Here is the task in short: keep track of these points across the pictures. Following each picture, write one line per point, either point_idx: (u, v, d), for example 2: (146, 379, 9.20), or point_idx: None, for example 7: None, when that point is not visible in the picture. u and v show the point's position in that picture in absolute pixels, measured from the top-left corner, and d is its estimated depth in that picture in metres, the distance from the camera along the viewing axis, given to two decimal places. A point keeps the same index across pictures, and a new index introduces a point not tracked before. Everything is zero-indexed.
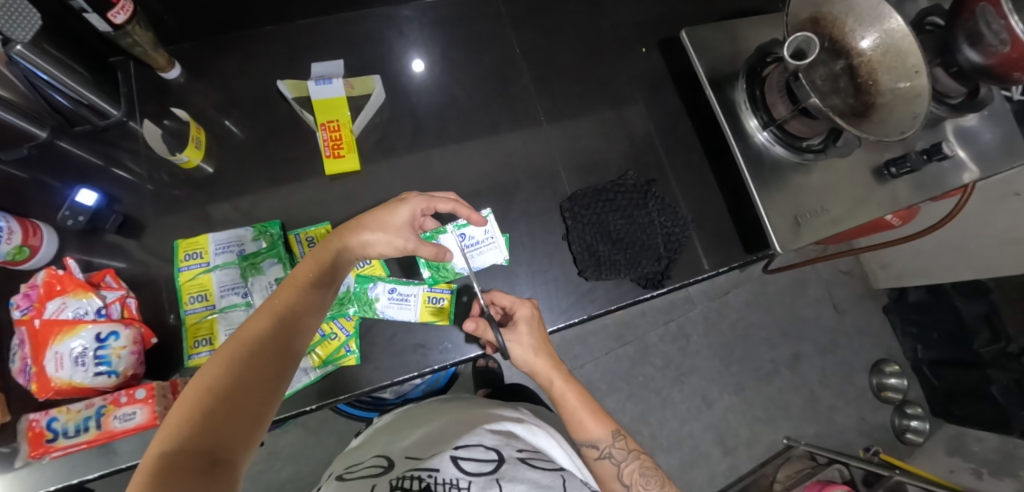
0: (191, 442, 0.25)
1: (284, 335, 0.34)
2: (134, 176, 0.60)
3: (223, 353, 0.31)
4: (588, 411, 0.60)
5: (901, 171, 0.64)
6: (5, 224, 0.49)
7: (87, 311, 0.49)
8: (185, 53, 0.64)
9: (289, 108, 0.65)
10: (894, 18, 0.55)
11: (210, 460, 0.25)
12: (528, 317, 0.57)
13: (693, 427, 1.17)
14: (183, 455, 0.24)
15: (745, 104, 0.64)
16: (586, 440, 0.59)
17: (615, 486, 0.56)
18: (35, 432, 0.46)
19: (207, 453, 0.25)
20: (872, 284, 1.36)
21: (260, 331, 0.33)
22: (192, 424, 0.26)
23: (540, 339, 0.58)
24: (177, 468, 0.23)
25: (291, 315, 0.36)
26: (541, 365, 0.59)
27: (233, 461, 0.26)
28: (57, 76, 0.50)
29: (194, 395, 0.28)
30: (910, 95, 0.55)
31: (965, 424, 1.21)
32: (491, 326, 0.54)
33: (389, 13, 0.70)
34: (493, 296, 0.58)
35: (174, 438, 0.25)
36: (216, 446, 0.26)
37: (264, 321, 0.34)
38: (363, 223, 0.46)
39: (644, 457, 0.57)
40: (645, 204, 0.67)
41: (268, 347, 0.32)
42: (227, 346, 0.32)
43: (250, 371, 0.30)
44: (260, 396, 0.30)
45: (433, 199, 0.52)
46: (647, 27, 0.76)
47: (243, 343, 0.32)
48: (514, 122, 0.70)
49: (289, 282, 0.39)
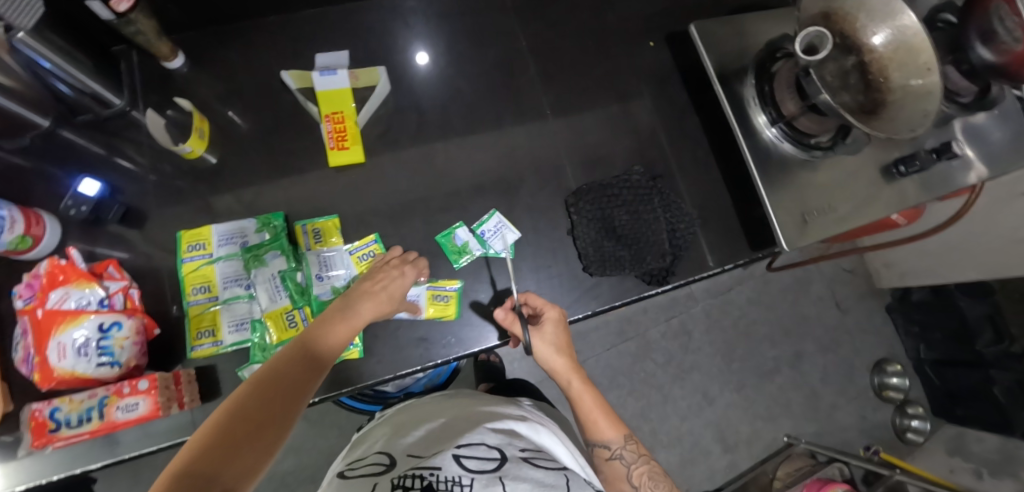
0: (206, 462, 0.27)
1: (298, 377, 0.37)
2: (136, 166, 0.60)
3: (245, 387, 0.34)
4: (604, 413, 0.60)
5: (910, 170, 0.64)
6: (7, 213, 0.49)
7: (90, 301, 0.49)
8: (188, 42, 0.63)
9: (293, 99, 0.64)
10: (908, 15, 0.54)
11: (220, 483, 0.26)
12: (556, 319, 0.57)
13: (694, 424, 1.17)
14: (199, 473, 0.26)
15: (753, 99, 0.63)
16: (599, 440, 0.59)
17: (624, 486, 0.56)
18: (38, 422, 0.46)
19: (219, 475, 0.26)
20: (875, 283, 1.35)
21: (277, 372, 0.37)
22: (211, 446, 0.28)
23: (564, 343, 0.59)
24: (193, 484, 0.25)
25: (303, 361, 0.39)
26: (562, 366, 0.60)
27: (237, 488, 0.27)
28: (60, 64, 0.49)
29: (216, 421, 0.30)
30: (921, 92, 0.54)
31: (966, 424, 1.21)
32: (518, 319, 0.55)
33: (395, 4, 0.69)
34: (529, 297, 0.58)
35: (193, 456, 0.27)
36: (227, 471, 0.27)
37: (281, 363, 0.38)
38: (366, 282, 0.50)
39: (654, 461, 0.58)
40: (652, 199, 0.66)
41: (282, 386, 0.35)
42: (249, 382, 0.35)
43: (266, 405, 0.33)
44: (272, 430, 0.32)
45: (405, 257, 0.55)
46: (655, 21, 0.75)
47: (263, 381, 0.35)
48: (519, 115, 0.69)
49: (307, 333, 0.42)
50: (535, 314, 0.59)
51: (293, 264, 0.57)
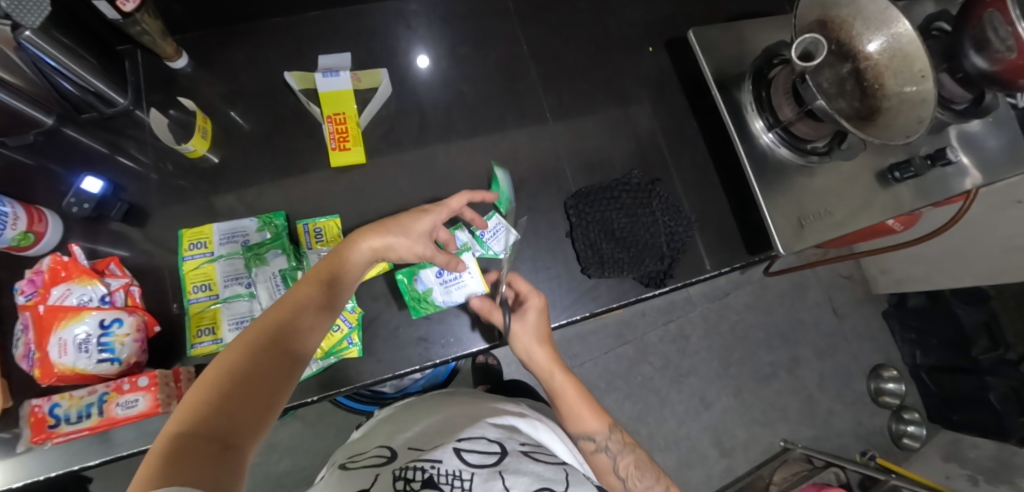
0: (203, 423, 0.26)
1: (301, 327, 0.36)
2: (138, 164, 0.60)
3: (241, 343, 0.32)
4: (587, 405, 0.61)
5: (904, 176, 0.64)
6: (11, 210, 0.49)
7: (91, 298, 0.49)
8: (192, 43, 0.64)
9: (296, 101, 0.65)
10: (902, 22, 0.55)
11: (220, 443, 0.25)
12: (538, 308, 0.57)
13: (691, 427, 1.17)
14: (196, 435, 0.25)
15: (751, 105, 0.65)
16: (584, 434, 0.60)
17: (612, 480, 0.57)
18: (38, 418, 0.46)
19: (218, 436, 0.25)
20: (872, 288, 1.36)
21: (275, 324, 0.35)
22: (208, 407, 0.27)
23: (545, 332, 0.59)
24: (191, 444, 0.24)
25: (305, 308, 0.37)
26: (543, 358, 0.61)
27: (241, 447, 0.26)
28: (66, 63, 0.50)
29: (212, 381, 0.29)
30: (916, 99, 0.55)
31: (962, 430, 1.21)
32: (498, 308, 0.56)
33: (397, 7, 0.70)
34: (513, 279, 0.58)
35: (188, 418, 0.26)
36: (227, 431, 0.26)
37: (282, 314, 0.36)
38: (387, 226, 0.47)
39: (640, 450, 0.59)
40: (650, 203, 0.67)
41: (281, 338, 0.34)
42: (246, 337, 0.33)
43: (265, 363, 0.31)
44: (273, 386, 0.31)
45: (452, 209, 0.53)
46: (654, 26, 0.76)
47: (260, 337, 0.33)
48: (519, 119, 0.70)
49: (308, 277, 0.40)
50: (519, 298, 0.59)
51: (293, 263, 0.57)
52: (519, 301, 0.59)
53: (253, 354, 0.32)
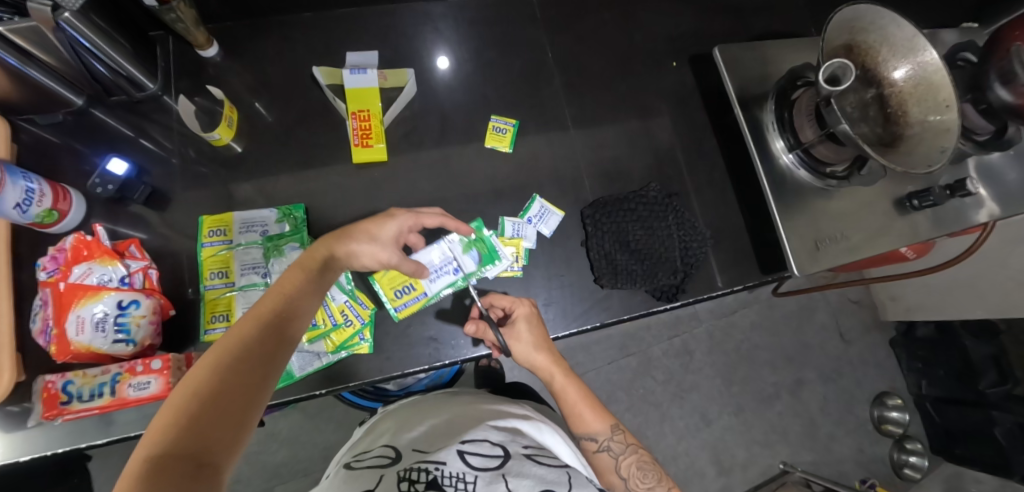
0: (177, 445, 0.24)
1: (273, 336, 0.33)
2: (162, 149, 0.61)
3: (210, 357, 0.29)
4: (589, 406, 0.60)
5: (923, 204, 0.64)
6: (37, 187, 0.50)
7: (111, 278, 0.50)
8: (224, 33, 0.65)
9: (322, 94, 0.66)
10: (929, 51, 0.55)
11: (195, 462, 0.24)
12: (527, 314, 0.57)
13: (690, 444, 1.16)
14: (170, 458, 0.23)
15: (772, 125, 0.64)
16: (586, 434, 0.60)
17: (613, 478, 0.57)
18: (51, 394, 0.47)
19: (192, 456, 0.24)
20: (881, 315, 1.34)
21: (246, 335, 0.32)
22: (179, 427, 0.25)
23: (541, 337, 0.58)
24: (159, 471, 0.23)
25: (276, 319, 0.35)
26: (542, 362, 0.59)
27: (218, 465, 0.25)
28: (100, 45, 0.50)
29: (180, 398, 0.27)
30: (939, 128, 0.54)
31: (965, 464, 1.20)
32: (490, 327, 0.55)
33: (426, 10, 0.71)
34: (492, 299, 0.58)
35: (161, 442, 0.24)
36: (202, 451, 0.25)
37: (253, 325, 0.33)
38: (352, 234, 0.46)
39: (643, 451, 0.58)
40: (666, 216, 0.67)
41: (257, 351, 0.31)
42: (216, 349, 0.30)
43: (239, 377, 0.29)
44: (253, 394, 0.29)
45: (419, 216, 0.52)
46: (680, 42, 0.77)
47: (229, 349, 0.30)
48: (540, 125, 0.70)
49: (276, 288, 0.37)
50: (505, 314, 0.58)
51: None
52: (508, 317, 0.59)
53: (226, 363, 0.29)
